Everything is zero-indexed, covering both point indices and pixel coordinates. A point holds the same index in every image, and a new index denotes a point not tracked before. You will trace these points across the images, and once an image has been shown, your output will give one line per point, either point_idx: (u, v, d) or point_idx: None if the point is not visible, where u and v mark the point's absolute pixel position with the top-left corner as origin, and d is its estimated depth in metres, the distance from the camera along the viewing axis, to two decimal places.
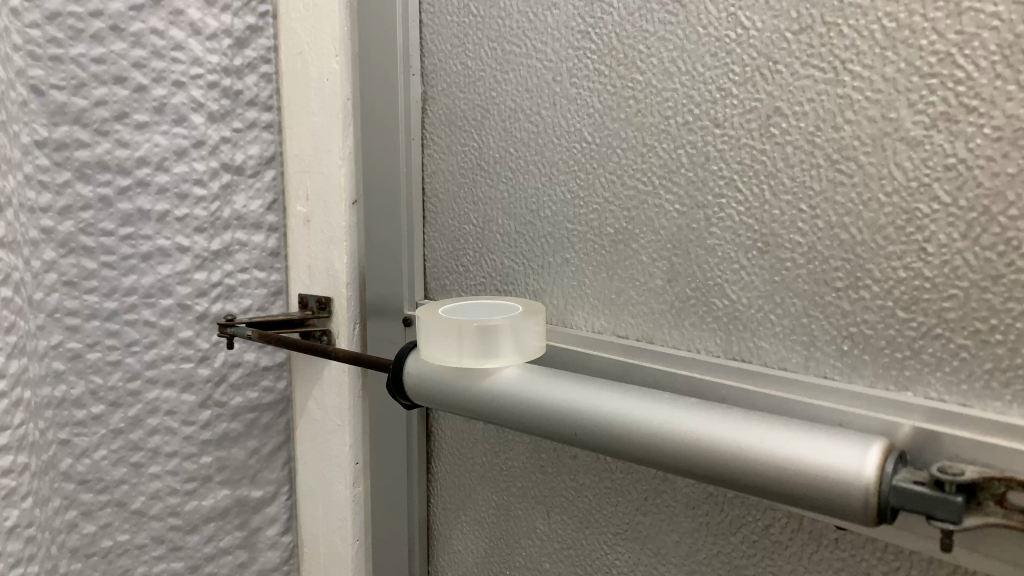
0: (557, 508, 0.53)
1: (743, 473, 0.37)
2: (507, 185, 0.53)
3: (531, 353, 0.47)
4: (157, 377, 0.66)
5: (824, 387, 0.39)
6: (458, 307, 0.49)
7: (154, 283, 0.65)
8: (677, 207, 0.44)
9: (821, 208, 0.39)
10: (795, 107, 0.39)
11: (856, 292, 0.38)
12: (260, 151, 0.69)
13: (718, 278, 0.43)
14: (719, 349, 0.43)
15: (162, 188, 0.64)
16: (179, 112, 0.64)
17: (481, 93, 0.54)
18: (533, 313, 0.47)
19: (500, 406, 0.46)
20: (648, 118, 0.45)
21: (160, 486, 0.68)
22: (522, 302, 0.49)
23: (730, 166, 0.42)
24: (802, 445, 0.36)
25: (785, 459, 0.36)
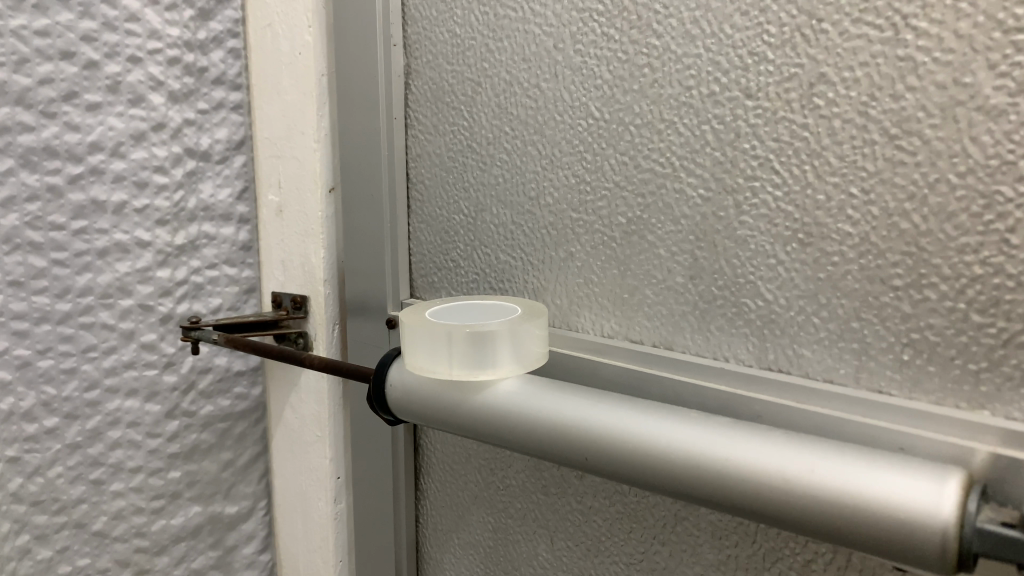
0: (562, 534, 0.47)
1: (790, 508, 0.31)
2: (502, 168, 0.47)
3: (532, 361, 0.41)
4: (117, 386, 0.60)
5: (877, 404, 0.33)
6: (447, 310, 0.43)
7: (112, 282, 0.59)
8: (701, 192, 0.38)
9: (876, 192, 0.33)
10: (844, 72, 0.33)
11: (919, 293, 0.32)
12: (229, 134, 0.63)
13: (749, 275, 0.37)
14: (750, 357, 0.37)
15: (118, 177, 0.58)
16: (136, 92, 0.58)
17: (472, 64, 0.47)
18: (534, 315, 0.41)
19: (498, 424, 0.40)
20: (665, 90, 0.39)
21: (124, 505, 0.61)
22: (521, 302, 0.43)
23: (764, 144, 0.36)
24: (862, 477, 0.30)
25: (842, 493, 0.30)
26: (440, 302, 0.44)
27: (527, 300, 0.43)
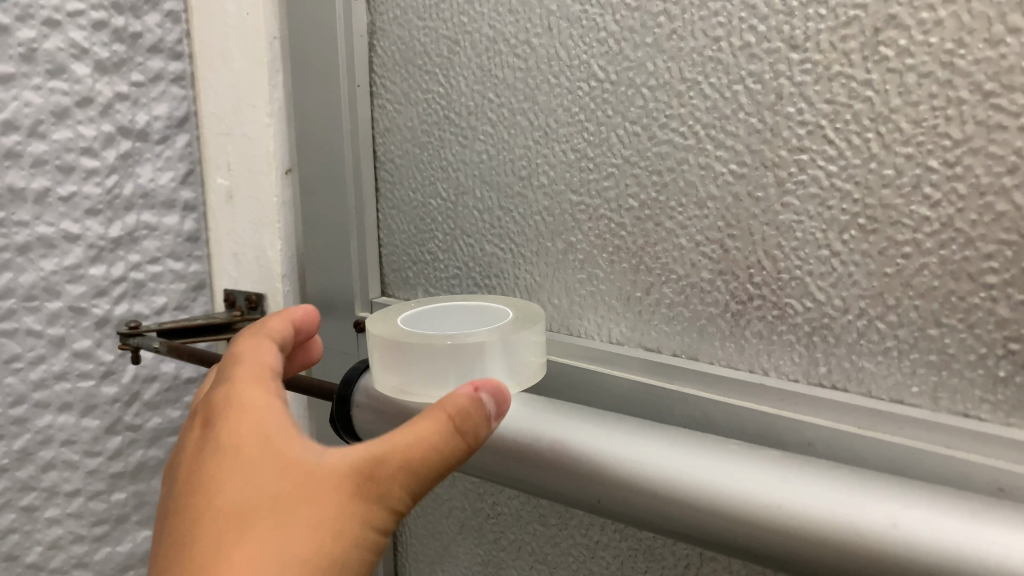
0: (564, 571, 0.40)
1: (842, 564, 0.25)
2: (486, 143, 0.39)
3: (528, 377, 0.33)
4: (48, 400, 0.52)
5: (965, 433, 0.26)
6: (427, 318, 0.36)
7: (36, 282, 0.51)
8: (732, 167, 0.31)
9: (964, 165, 0.26)
10: (920, 13, 0.26)
11: (1021, 292, 0.26)
12: (169, 109, 0.54)
13: (796, 269, 0.30)
14: (796, 371, 0.31)
15: (39, 160, 0.50)
16: (55, 61, 0.49)
17: (447, 19, 0.40)
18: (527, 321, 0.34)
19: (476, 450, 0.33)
20: (685, 43, 0.31)
21: (62, 533, 0.54)
22: (512, 303, 0.36)
23: (814, 107, 0.29)
24: (947, 528, 0.23)
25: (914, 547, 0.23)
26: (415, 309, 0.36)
27: (517, 300, 0.36)
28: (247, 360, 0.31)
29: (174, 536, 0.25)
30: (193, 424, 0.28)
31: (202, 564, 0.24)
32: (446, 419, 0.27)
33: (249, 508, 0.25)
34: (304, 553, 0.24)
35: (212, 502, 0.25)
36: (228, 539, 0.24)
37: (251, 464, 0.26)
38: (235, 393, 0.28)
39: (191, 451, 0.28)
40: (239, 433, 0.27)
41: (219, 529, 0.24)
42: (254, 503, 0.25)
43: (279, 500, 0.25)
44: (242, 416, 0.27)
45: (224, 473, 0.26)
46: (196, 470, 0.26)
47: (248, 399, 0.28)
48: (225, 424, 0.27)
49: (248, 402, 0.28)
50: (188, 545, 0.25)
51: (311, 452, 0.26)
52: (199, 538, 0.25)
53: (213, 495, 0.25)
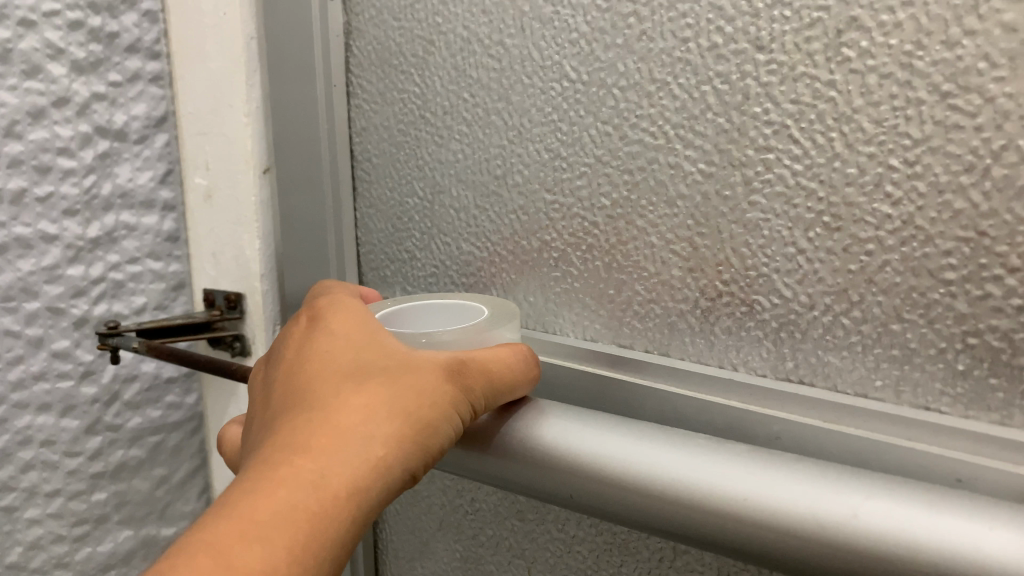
0: (542, 565, 0.41)
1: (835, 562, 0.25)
2: (462, 143, 0.40)
3: None
4: (27, 401, 0.52)
5: (925, 426, 0.27)
6: (410, 314, 0.36)
7: (13, 282, 0.51)
8: (700, 166, 0.31)
9: (924, 163, 0.27)
10: (881, 15, 0.27)
11: (979, 288, 0.26)
12: (148, 109, 0.54)
13: (763, 266, 0.31)
14: (765, 366, 0.31)
15: (15, 161, 0.50)
16: (31, 61, 0.49)
17: (422, 19, 0.40)
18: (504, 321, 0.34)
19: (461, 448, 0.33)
20: (654, 44, 0.32)
21: (42, 534, 0.55)
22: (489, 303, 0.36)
23: (780, 107, 0.29)
24: (907, 519, 0.24)
25: (905, 547, 0.24)
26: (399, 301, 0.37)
27: (498, 302, 0.36)
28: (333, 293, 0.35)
29: (286, 396, 0.29)
30: (301, 324, 0.33)
31: (315, 405, 0.27)
32: (520, 357, 0.32)
33: (359, 370, 0.28)
34: (402, 406, 0.27)
35: (326, 367, 0.29)
36: (340, 389, 0.28)
37: (361, 345, 0.30)
38: (341, 302, 0.33)
39: (298, 342, 0.31)
40: (349, 326, 0.31)
41: (333, 383, 0.28)
42: (362, 367, 0.29)
43: (386, 366, 0.28)
44: (350, 316, 0.32)
45: (337, 349, 0.30)
46: (309, 349, 0.30)
47: (346, 307, 0.32)
48: (333, 320, 0.31)
49: (344, 309, 0.32)
50: (302, 398, 0.28)
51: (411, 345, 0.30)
52: (312, 392, 0.28)
53: (326, 363, 0.29)
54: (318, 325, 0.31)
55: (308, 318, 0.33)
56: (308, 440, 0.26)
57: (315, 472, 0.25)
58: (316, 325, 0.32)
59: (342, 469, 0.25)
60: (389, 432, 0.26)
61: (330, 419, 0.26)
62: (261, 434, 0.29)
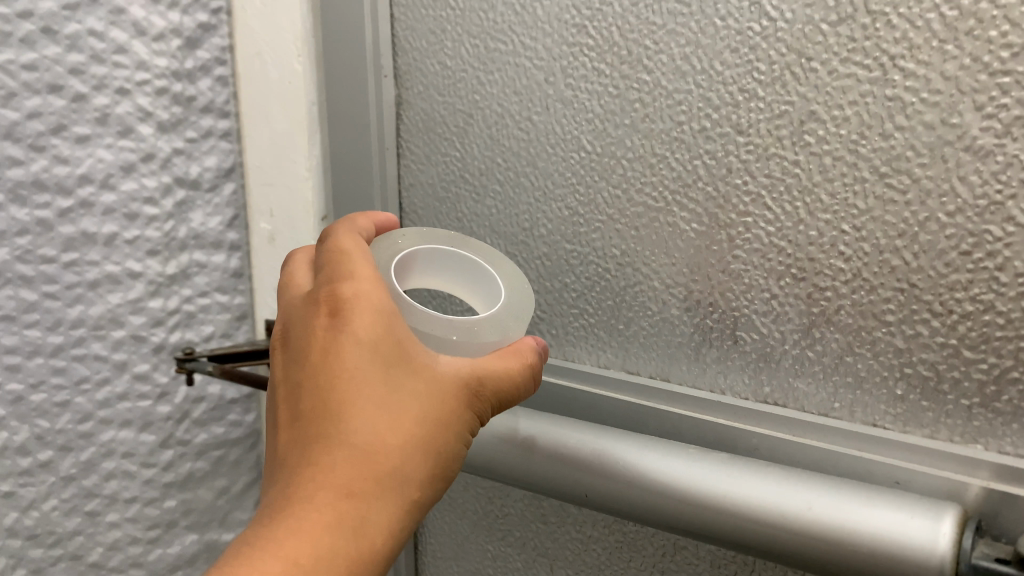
0: (562, 561, 0.47)
1: (789, 543, 0.32)
2: (495, 199, 0.47)
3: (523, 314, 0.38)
4: (111, 417, 0.60)
5: (870, 438, 0.34)
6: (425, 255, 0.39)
7: (103, 313, 0.58)
8: (694, 226, 0.38)
9: (866, 229, 0.34)
10: (833, 111, 0.34)
11: (911, 328, 0.33)
12: (218, 162, 0.60)
13: (744, 308, 0.38)
14: (746, 390, 0.38)
15: (109, 209, 0.56)
16: (124, 124, 0.55)
17: (463, 96, 0.47)
18: (513, 320, 0.37)
19: (500, 458, 0.41)
20: (655, 125, 0.39)
21: (120, 536, 0.62)
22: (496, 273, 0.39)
23: (756, 180, 0.36)
24: (846, 509, 0.31)
25: (839, 530, 0.31)
26: (422, 243, 0.39)
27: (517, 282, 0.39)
28: (355, 255, 0.34)
29: (317, 411, 0.30)
30: (322, 313, 0.32)
31: (352, 438, 0.30)
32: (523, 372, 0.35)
33: (391, 403, 0.31)
34: (430, 447, 0.31)
35: (360, 391, 0.30)
36: (375, 424, 0.30)
37: (392, 360, 0.31)
38: (366, 294, 0.32)
39: (322, 339, 0.32)
40: (377, 335, 0.31)
41: (368, 415, 0.30)
42: (395, 400, 0.31)
43: (416, 401, 0.31)
44: (375, 318, 0.32)
45: (369, 369, 0.31)
46: (339, 357, 0.31)
47: (376, 296, 0.32)
48: (361, 325, 0.31)
49: (373, 297, 0.32)
50: (336, 423, 0.30)
51: (433, 365, 0.32)
52: (346, 420, 0.30)
53: (360, 384, 0.30)
54: (344, 324, 0.31)
55: (330, 308, 0.32)
56: (349, 482, 0.29)
57: (357, 520, 0.28)
58: (342, 323, 0.31)
59: (379, 516, 0.29)
60: (417, 476, 0.30)
61: (368, 461, 0.29)
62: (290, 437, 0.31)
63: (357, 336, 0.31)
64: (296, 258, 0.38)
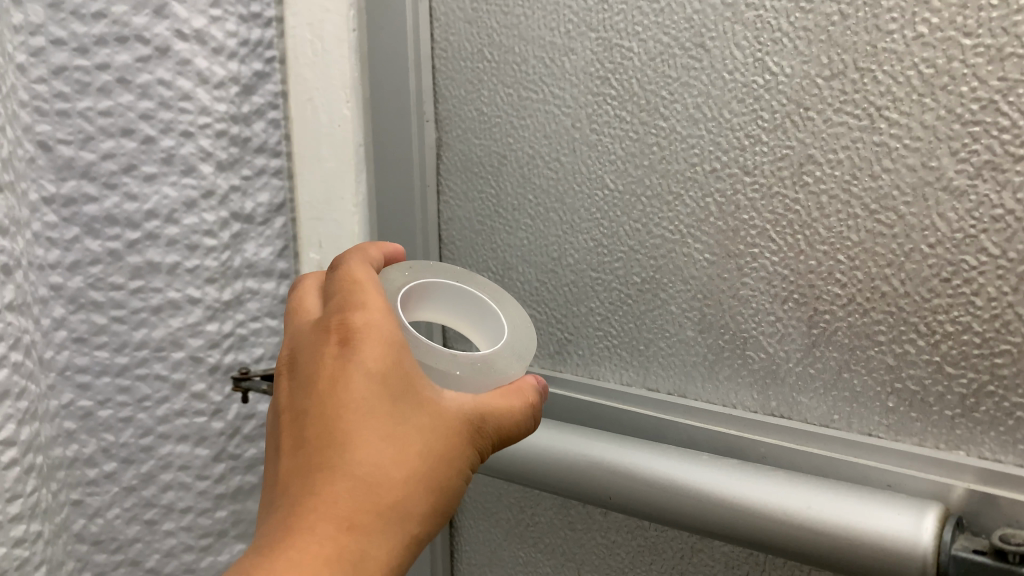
0: (589, 565, 0.51)
1: (804, 542, 0.36)
2: (526, 232, 0.51)
3: (524, 350, 0.41)
4: (170, 432, 0.61)
5: (866, 446, 0.38)
6: (428, 288, 0.42)
7: (165, 336, 0.59)
8: (707, 256, 0.43)
9: (860, 259, 0.38)
10: (829, 154, 0.38)
11: (900, 347, 0.38)
12: (271, 197, 0.62)
13: (753, 330, 0.42)
14: (755, 405, 0.43)
15: (172, 241, 0.58)
16: (188, 163, 0.57)
17: (498, 139, 0.52)
18: (514, 359, 0.40)
19: (545, 466, 0.46)
20: (672, 166, 0.43)
21: (175, 543, 0.62)
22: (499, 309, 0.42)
23: (762, 216, 0.41)
24: (837, 509, 0.35)
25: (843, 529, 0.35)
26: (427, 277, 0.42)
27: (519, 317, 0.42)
28: (366, 287, 0.36)
29: (323, 440, 0.32)
30: (332, 343, 0.34)
31: (357, 471, 0.31)
32: (523, 409, 0.37)
33: (395, 436, 0.33)
34: (430, 483, 0.33)
35: (365, 423, 0.32)
36: (379, 456, 0.32)
37: (399, 395, 0.33)
38: (375, 327, 0.34)
39: (331, 368, 0.33)
40: (384, 368, 0.33)
41: (372, 448, 0.32)
42: (398, 433, 0.33)
43: (419, 438, 0.33)
44: (384, 352, 0.34)
45: (375, 403, 0.33)
46: (346, 388, 0.33)
47: (386, 331, 0.34)
48: (369, 357, 0.33)
49: (381, 332, 0.34)
50: (341, 452, 0.32)
51: (434, 401, 0.34)
52: (351, 451, 0.32)
53: (366, 416, 0.32)
54: (353, 356, 0.33)
55: (340, 339, 0.34)
56: (352, 513, 0.31)
57: (358, 551, 0.30)
58: (351, 354, 0.33)
59: (378, 548, 0.31)
60: (414, 511, 0.32)
61: (370, 493, 0.31)
62: (296, 464, 0.33)
63: (365, 369, 0.33)
64: (303, 284, 0.40)
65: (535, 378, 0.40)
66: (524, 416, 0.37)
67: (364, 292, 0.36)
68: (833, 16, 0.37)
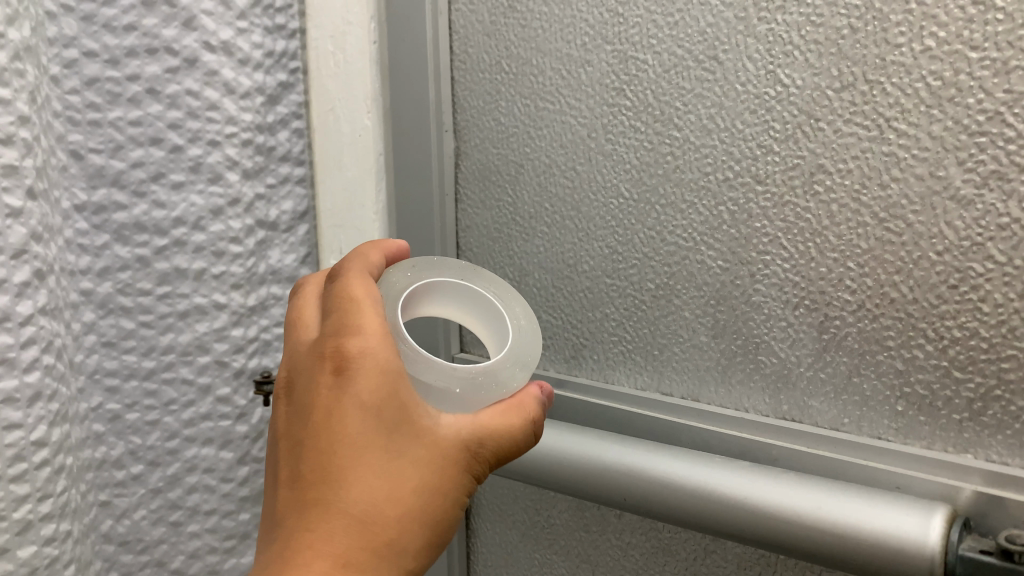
0: (604, 567, 0.52)
1: (817, 549, 0.37)
2: (543, 241, 0.52)
3: (529, 354, 0.41)
4: (195, 435, 0.62)
5: (876, 449, 0.39)
6: (433, 284, 0.43)
7: (191, 341, 0.60)
8: (720, 262, 0.44)
9: (869, 266, 0.39)
10: (840, 164, 0.39)
11: (909, 352, 0.39)
12: (295, 206, 0.64)
13: (765, 335, 0.43)
14: (767, 409, 0.44)
15: (199, 248, 0.59)
16: (214, 171, 0.59)
17: (515, 149, 0.53)
18: (519, 367, 0.41)
19: (569, 470, 0.46)
20: (686, 175, 0.44)
21: (200, 545, 0.63)
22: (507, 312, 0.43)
23: (773, 224, 0.42)
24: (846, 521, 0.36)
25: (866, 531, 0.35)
26: (432, 275, 0.42)
27: (529, 331, 0.42)
28: (363, 308, 0.36)
29: (318, 474, 0.33)
30: (327, 371, 0.35)
31: (352, 507, 0.32)
32: (523, 428, 0.38)
33: (390, 470, 0.33)
34: (425, 516, 0.34)
35: (360, 457, 0.33)
36: (373, 491, 0.33)
37: (394, 427, 0.34)
38: (371, 354, 0.34)
39: (327, 399, 0.34)
40: (379, 399, 0.34)
41: (366, 482, 0.33)
42: (393, 467, 0.34)
43: (414, 470, 0.34)
44: (379, 383, 0.34)
45: (370, 436, 0.33)
46: (342, 421, 0.33)
47: (383, 359, 0.34)
48: (364, 388, 0.34)
49: (377, 361, 0.34)
50: (336, 488, 0.33)
51: (430, 430, 0.35)
52: (345, 486, 0.33)
53: (361, 451, 0.33)
54: (348, 386, 0.34)
55: (336, 367, 0.34)
56: (347, 550, 0.32)
57: None
58: (347, 385, 0.34)
59: None
60: (410, 545, 0.33)
61: (365, 530, 0.32)
62: (294, 496, 0.34)
63: (359, 402, 0.34)
64: (304, 291, 0.41)
65: (539, 388, 0.41)
66: (522, 433, 0.38)
67: (361, 314, 0.36)
68: (842, 30, 0.38)
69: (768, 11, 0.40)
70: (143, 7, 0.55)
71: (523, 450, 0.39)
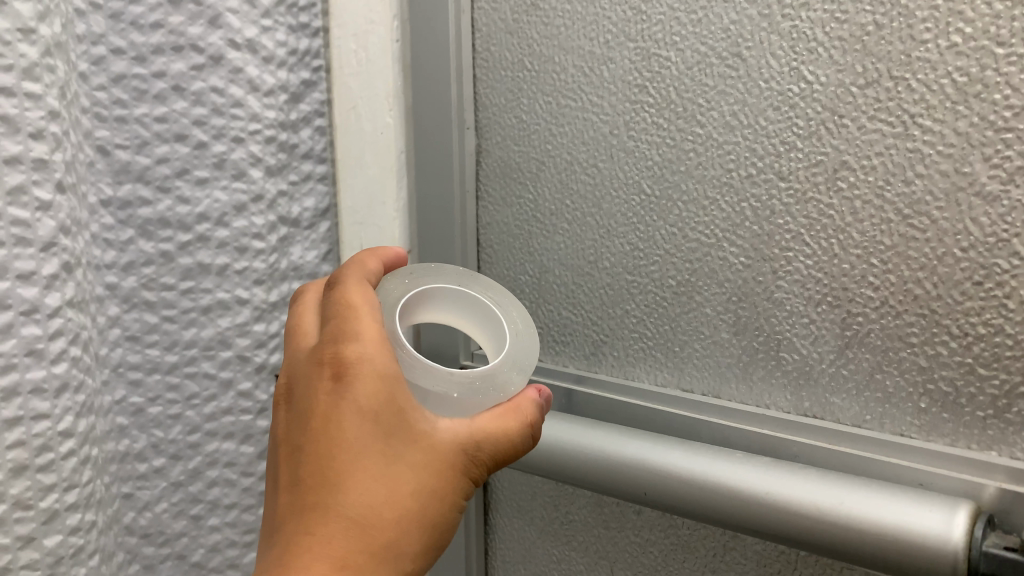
0: (622, 563, 0.52)
1: (834, 543, 0.37)
2: (563, 237, 0.53)
3: (527, 357, 0.42)
4: (216, 430, 0.62)
5: (898, 446, 0.39)
6: (428, 292, 0.43)
7: (214, 336, 0.61)
8: (742, 259, 0.44)
9: (891, 262, 0.39)
10: (863, 161, 0.39)
11: (932, 349, 0.39)
12: (317, 203, 0.64)
13: (787, 332, 0.43)
14: (788, 405, 0.44)
15: (222, 243, 0.60)
16: (238, 168, 0.59)
17: (536, 146, 0.53)
18: (516, 370, 0.41)
19: (590, 465, 0.47)
20: (708, 171, 0.44)
21: (220, 539, 0.64)
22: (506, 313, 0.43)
23: (796, 220, 0.42)
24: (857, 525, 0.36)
25: (876, 527, 0.36)
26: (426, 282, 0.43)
27: (525, 334, 0.42)
28: (359, 315, 0.36)
29: (317, 479, 0.34)
30: (326, 376, 0.35)
31: (350, 510, 0.33)
32: (522, 430, 0.38)
33: (387, 473, 0.34)
34: (423, 518, 0.34)
35: (359, 461, 0.33)
36: (372, 494, 0.33)
37: (392, 432, 0.34)
38: (368, 361, 0.35)
39: (325, 405, 0.35)
40: (376, 404, 0.34)
41: (364, 487, 0.33)
42: (390, 471, 0.34)
43: (412, 475, 0.34)
44: (377, 388, 0.34)
45: (369, 441, 0.34)
46: (340, 427, 0.34)
47: (379, 365, 0.35)
48: (362, 394, 0.34)
49: (373, 368, 0.35)
50: (336, 492, 0.33)
51: (428, 433, 0.35)
52: (344, 490, 0.33)
53: (359, 455, 0.33)
54: (347, 393, 0.34)
55: (334, 372, 0.35)
56: (345, 553, 0.32)
57: None
58: (344, 390, 0.34)
59: None
60: (408, 548, 0.34)
61: (363, 533, 0.33)
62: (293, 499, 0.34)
63: (356, 407, 0.34)
64: (304, 300, 0.41)
65: (536, 387, 0.41)
66: (521, 436, 0.38)
67: (358, 321, 0.36)
68: (867, 27, 0.38)
69: (792, 8, 0.40)
70: (169, 5, 0.55)
71: (522, 453, 0.39)
